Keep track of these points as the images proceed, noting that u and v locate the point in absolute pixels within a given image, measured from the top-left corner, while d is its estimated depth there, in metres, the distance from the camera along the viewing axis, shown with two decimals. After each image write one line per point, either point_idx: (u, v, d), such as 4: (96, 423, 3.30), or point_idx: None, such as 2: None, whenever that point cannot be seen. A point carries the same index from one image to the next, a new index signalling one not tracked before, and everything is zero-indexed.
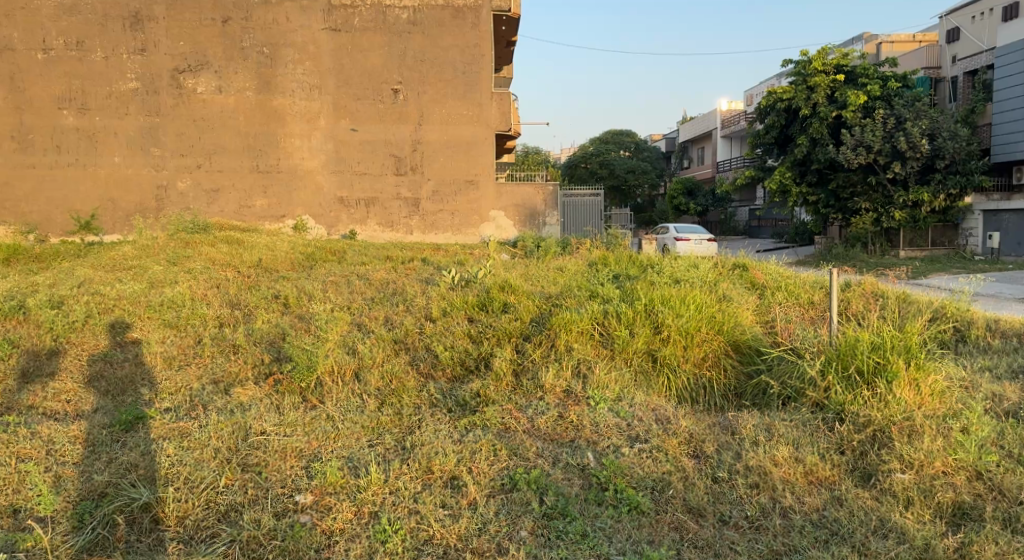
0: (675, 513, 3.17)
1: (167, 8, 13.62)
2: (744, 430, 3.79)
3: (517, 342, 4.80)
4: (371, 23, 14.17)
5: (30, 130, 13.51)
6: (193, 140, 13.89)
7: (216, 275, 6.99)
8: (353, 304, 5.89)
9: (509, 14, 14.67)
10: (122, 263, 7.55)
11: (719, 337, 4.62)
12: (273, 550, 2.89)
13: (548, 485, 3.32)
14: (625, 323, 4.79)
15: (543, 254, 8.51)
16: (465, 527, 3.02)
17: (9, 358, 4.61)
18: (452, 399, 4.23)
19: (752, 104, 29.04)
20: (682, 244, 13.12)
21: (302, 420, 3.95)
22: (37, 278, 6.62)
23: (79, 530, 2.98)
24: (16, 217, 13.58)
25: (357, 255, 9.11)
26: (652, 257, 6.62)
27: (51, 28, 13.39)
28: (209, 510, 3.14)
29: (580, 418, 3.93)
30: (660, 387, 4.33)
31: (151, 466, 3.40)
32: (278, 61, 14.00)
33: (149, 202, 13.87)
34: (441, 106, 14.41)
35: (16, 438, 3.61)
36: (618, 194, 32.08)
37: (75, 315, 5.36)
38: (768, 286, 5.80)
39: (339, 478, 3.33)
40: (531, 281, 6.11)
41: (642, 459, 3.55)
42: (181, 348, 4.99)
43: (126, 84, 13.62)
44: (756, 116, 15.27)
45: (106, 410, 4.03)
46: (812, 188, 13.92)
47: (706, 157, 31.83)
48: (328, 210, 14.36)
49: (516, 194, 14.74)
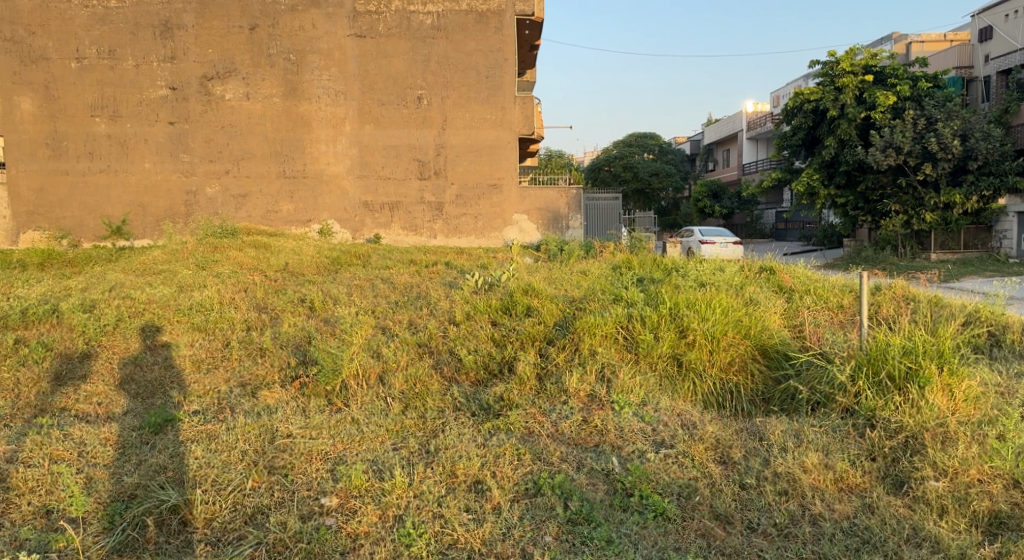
0: (701, 520, 3.13)
1: (197, 16, 13.86)
2: (772, 436, 3.73)
3: (541, 345, 4.78)
4: (395, 28, 14.27)
5: (64, 137, 13.83)
6: (221, 146, 14.11)
7: (243, 280, 7.07)
8: (378, 307, 5.93)
9: (532, 17, 14.69)
10: (153, 267, 7.68)
11: (745, 341, 4.58)
12: (298, 552, 2.90)
13: (572, 490, 3.31)
14: (650, 327, 4.75)
15: (568, 256, 8.50)
16: (489, 532, 3.02)
17: (43, 361, 4.71)
18: (475, 403, 4.23)
19: (778, 105, 28.72)
20: (707, 247, 12.93)
21: (328, 422, 3.98)
22: (71, 282, 6.78)
23: (109, 531, 3.03)
24: (50, 223, 13.90)
25: (381, 259, 9.15)
26: (677, 259, 6.57)
27: (85, 38, 13.70)
28: (236, 512, 3.17)
29: (604, 423, 3.90)
30: (686, 391, 4.28)
31: (179, 469, 3.45)
32: (304, 68, 14.17)
33: (178, 208, 14.11)
34: (463, 110, 14.45)
35: (49, 440, 3.68)
36: (643, 198, 32.13)
37: (107, 319, 5.45)
38: (797, 289, 5.72)
39: (364, 481, 3.35)
40: (555, 285, 6.09)
41: (668, 464, 3.51)
42: (209, 351, 5.06)
43: (156, 91, 13.89)
44: (782, 118, 15.11)
45: (136, 412, 4.09)
46: (840, 191, 13.73)
47: (731, 160, 31.55)
48: (353, 214, 14.47)
49: (539, 197, 14.73)
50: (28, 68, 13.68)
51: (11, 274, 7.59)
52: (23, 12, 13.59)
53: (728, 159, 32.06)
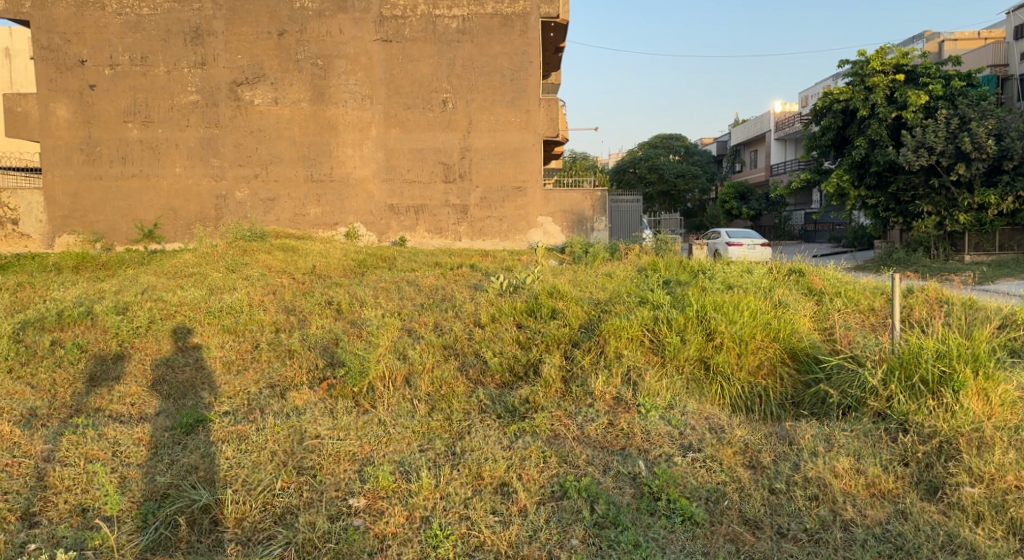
0: (730, 524, 3.10)
1: (226, 22, 14.07)
2: (803, 440, 3.68)
3: (566, 348, 4.77)
4: (421, 32, 14.35)
5: (98, 143, 14.11)
6: (250, 150, 14.30)
7: (272, 282, 7.16)
8: (404, 309, 5.96)
9: (557, 20, 14.67)
10: (185, 270, 7.80)
11: (774, 344, 4.53)
12: (327, 552, 2.93)
13: (599, 493, 3.30)
14: (676, 330, 4.71)
15: (593, 258, 8.50)
16: (515, 534, 3.02)
17: (79, 362, 4.81)
18: (501, 405, 4.24)
19: (807, 105, 28.35)
20: (735, 248, 12.81)
21: (355, 423, 4.01)
22: (105, 284, 6.91)
23: (143, 530, 3.07)
24: (84, 227, 14.17)
25: (407, 261, 9.23)
26: (704, 262, 6.52)
27: (118, 45, 13.97)
28: (266, 511, 3.21)
29: (630, 426, 3.89)
30: (713, 394, 4.25)
31: (210, 469, 3.50)
32: (331, 73, 14.32)
33: (209, 212, 14.32)
34: (488, 113, 14.48)
35: (85, 439, 3.75)
36: (668, 199, 32.13)
37: (140, 320, 5.55)
38: (827, 292, 5.64)
39: (391, 481, 3.37)
40: (580, 287, 6.08)
41: (696, 468, 3.48)
42: (239, 352, 5.13)
43: (187, 97, 14.13)
44: (811, 118, 14.92)
45: (168, 413, 4.16)
46: (871, 191, 13.52)
47: (759, 161, 31.20)
48: (379, 217, 14.57)
49: (564, 200, 14.67)
50: (64, 75, 13.98)
51: (48, 277, 7.74)
52: (59, 20, 13.90)
53: (755, 160, 31.70)
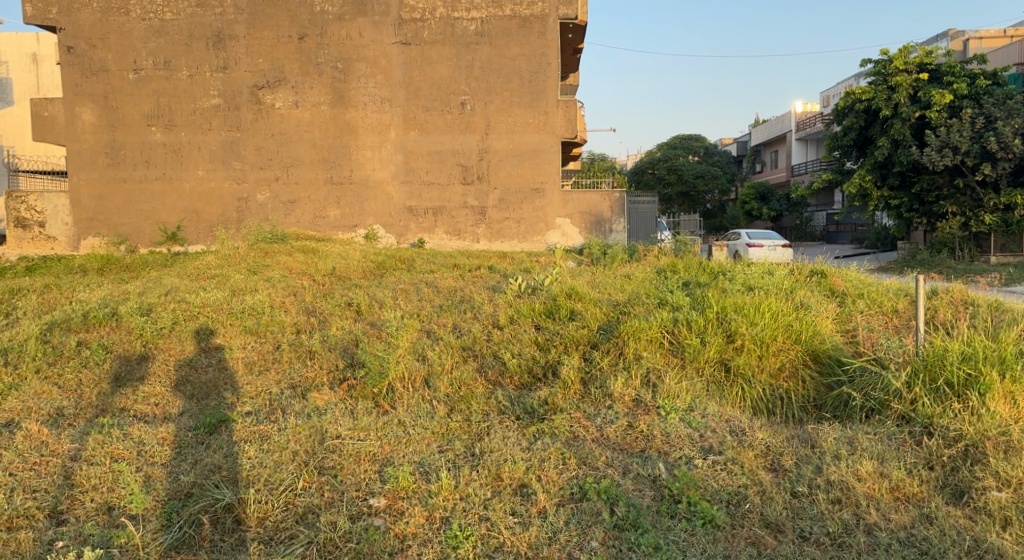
0: (751, 528, 3.08)
1: (248, 27, 14.22)
2: (825, 444, 3.65)
3: (584, 349, 4.77)
4: (439, 35, 14.40)
5: (122, 146, 14.30)
6: (271, 153, 14.43)
7: (293, 284, 7.22)
8: (422, 311, 5.97)
9: (576, 21, 14.65)
10: (207, 272, 7.88)
11: (796, 346, 4.49)
12: (348, 552, 2.95)
13: (618, 495, 3.29)
14: (696, 332, 4.68)
15: (612, 260, 8.47)
16: (535, 536, 3.02)
17: (104, 363, 4.87)
18: (519, 406, 4.24)
19: (828, 105, 28.07)
20: (756, 250, 12.71)
21: (375, 424, 4.03)
22: (130, 286, 7.00)
23: (167, 529, 3.11)
24: (109, 229, 14.37)
25: (425, 263, 9.26)
26: (725, 263, 6.48)
27: (142, 49, 14.17)
28: (288, 511, 3.24)
29: (650, 428, 3.87)
30: (734, 397, 4.22)
31: (233, 468, 3.53)
32: (351, 76, 14.41)
33: (230, 214, 14.46)
34: (506, 115, 14.49)
35: (110, 439, 3.81)
36: (688, 200, 32.06)
37: (163, 322, 5.62)
38: (849, 294, 5.60)
39: (411, 482, 3.39)
40: (599, 288, 6.08)
41: (716, 471, 3.46)
42: (261, 353, 5.18)
43: (209, 100, 14.29)
44: (832, 118, 14.76)
45: (191, 413, 4.21)
46: (894, 192, 13.37)
47: (780, 161, 30.93)
48: (398, 219, 14.65)
49: (582, 201, 14.63)
50: (89, 80, 14.19)
51: (73, 279, 7.85)
52: (85, 26, 14.12)
53: (776, 160, 31.43)
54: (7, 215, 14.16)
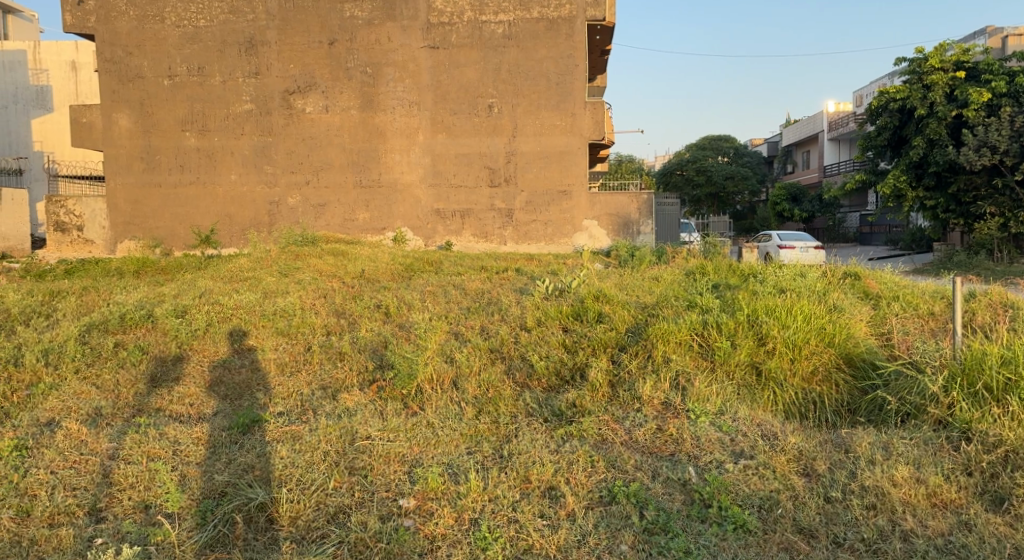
0: (784, 533, 3.04)
1: (279, 33, 14.43)
2: (859, 448, 3.60)
3: (613, 351, 4.75)
4: (467, 39, 14.46)
5: (157, 151, 14.58)
6: (302, 157, 14.61)
7: (323, 286, 7.30)
8: (450, 313, 6.00)
9: (604, 23, 14.62)
10: (240, 274, 8.00)
11: (829, 350, 4.42)
12: (378, 552, 2.97)
13: (648, 499, 3.27)
14: (726, 334, 4.64)
15: (639, 262, 8.44)
16: (564, 538, 3.01)
17: (140, 363, 4.98)
18: (548, 408, 4.24)
19: (860, 104, 27.57)
20: (787, 251, 12.55)
21: (404, 425, 4.06)
22: (165, 288, 7.14)
23: (202, 527, 3.15)
24: (144, 232, 14.66)
25: (453, 265, 9.31)
26: (755, 265, 6.41)
27: (176, 56, 14.45)
28: (319, 510, 3.26)
29: (679, 431, 3.84)
30: (766, 401, 4.16)
31: (266, 468, 3.58)
32: (380, 80, 14.54)
33: (262, 218, 14.66)
34: (533, 118, 14.49)
35: (147, 438, 3.88)
36: (717, 202, 31.83)
37: (198, 324, 5.72)
38: (884, 296, 5.52)
39: (439, 483, 3.40)
40: (626, 291, 6.06)
41: (748, 476, 3.43)
42: (292, 354, 5.24)
43: (241, 106, 14.53)
44: (865, 117, 14.53)
45: (225, 413, 4.27)
46: (930, 192, 13.10)
47: (812, 162, 30.50)
48: (425, 222, 14.74)
49: (610, 203, 14.58)
50: (125, 87, 14.50)
51: (111, 281, 8.03)
52: (122, 34, 14.43)
53: (808, 161, 31.00)
54: (47, 218, 14.54)
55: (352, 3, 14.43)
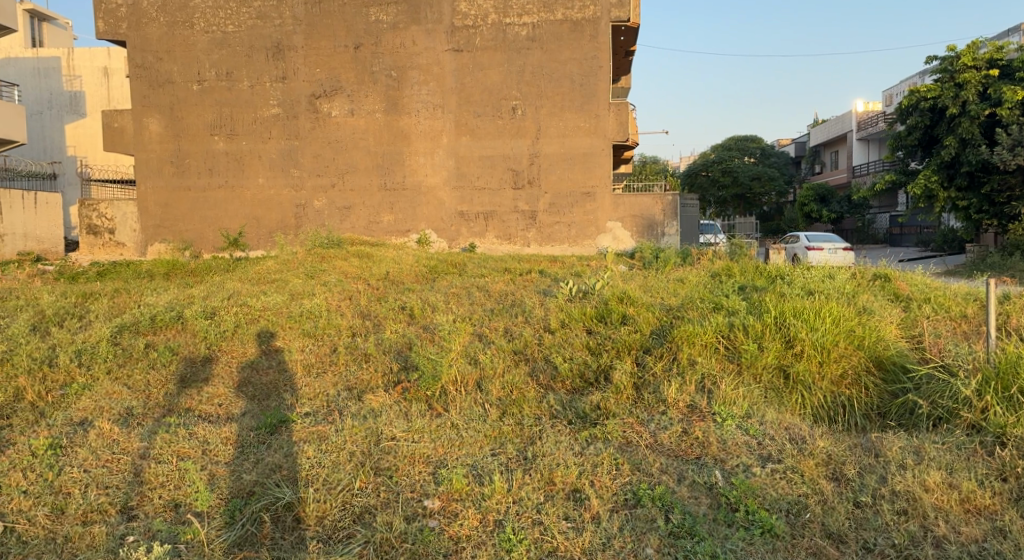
0: (812, 538, 3.00)
1: (306, 37, 14.60)
2: (890, 452, 3.54)
3: (637, 354, 4.72)
4: (491, 41, 14.49)
5: (186, 155, 14.81)
6: (328, 161, 14.75)
7: (348, 288, 7.36)
8: (474, 315, 6.02)
9: (628, 24, 14.58)
10: (267, 276, 8.09)
11: (858, 353, 4.35)
12: (404, 552, 2.99)
13: (673, 503, 3.25)
14: (753, 337, 4.59)
15: (664, 264, 8.40)
16: (589, 541, 3.00)
17: (170, 364, 5.06)
18: (572, 410, 4.22)
19: (890, 103, 27.07)
20: (815, 252, 12.41)
21: (429, 426, 4.08)
22: (194, 290, 7.24)
23: (230, 526, 3.19)
24: (174, 235, 14.90)
25: (476, 267, 9.34)
26: (783, 267, 6.33)
27: (205, 61, 14.68)
28: (345, 510, 3.29)
29: (706, 435, 3.81)
30: (794, 404, 4.12)
31: (293, 468, 3.61)
32: (405, 83, 14.64)
33: (289, 220, 14.83)
34: (557, 119, 14.47)
35: (176, 438, 3.94)
36: (743, 202, 31.55)
37: (226, 325, 5.81)
38: (915, 298, 5.43)
39: (464, 484, 3.41)
40: (651, 293, 6.02)
41: (776, 480, 3.39)
42: (318, 355, 5.29)
43: (269, 110, 14.72)
44: (896, 117, 14.29)
45: (253, 413, 4.33)
46: (962, 193, 12.85)
47: (840, 162, 30.08)
48: (449, 224, 14.79)
49: (633, 204, 14.52)
50: (156, 92, 14.77)
51: (142, 283, 8.16)
52: (153, 40, 14.69)
53: (836, 161, 30.58)
54: (81, 222, 14.86)
55: (378, 7, 14.55)
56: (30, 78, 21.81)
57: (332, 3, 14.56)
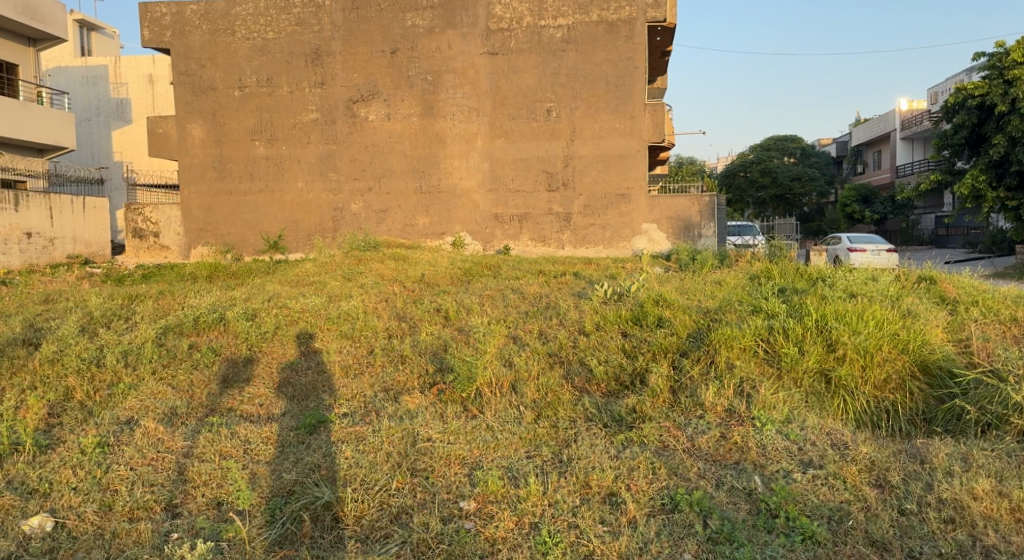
0: (855, 545, 2.95)
1: (344, 43, 14.81)
2: (936, 459, 3.46)
3: (673, 357, 4.67)
4: (526, 44, 14.52)
5: (227, 160, 15.13)
6: (365, 165, 14.93)
7: (385, 290, 7.43)
8: (509, 317, 6.05)
9: (665, 24, 14.48)
10: (306, 278, 8.26)
11: (902, 357, 4.25)
12: (440, 553, 3.01)
13: (712, 508, 3.22)
14: (794, 340, 4.51)
15: (701, 266, 8.33)
16: (625, 545, 2.98)
17: (214, 365, 5.18)
18: (607, 413, 4.21)
19: (935, 101, 26.29)
20: (857, 255, 12.18)
21: (464, 428, 4.10)
22: (236, 292, 7.42)
23: (271, 525, 3.25)
24: (215, 239, 15.19)
25: (511, 269, 9.36)
26: (824, 269, 6.22)
27: (246, 67, 14.98)
28: (383, 510, 3.33)
29: (745, 439, 3.76)
30: (835, 410, 4.04)
31: (332, 468, 3.67)
32: (440, 87, 14.75)
33: (327, 224, 15.04)
34: (592, 121, 14.44)
35: (220, 437, 4.02)
36: (782, 203, 31.05)
37: (267, 326, 5.93)
38: (962, 301, 5.29)
39: (500, 487, 3.42)
40: (687, 295, 5.97)
41: (817, 486, 3.33)
42: (356, 356, 5.37)
43: (308, 115, 14.96)
44: (942, 115, 13.93)
45: (293, 413, 4.41)
46: (1012, 193, 12.48)
47: (883, 162, 29.39)
48: (484, 226, 14.84)
49: (669, 206, 14.41)
50: (198, 98, 15.10)
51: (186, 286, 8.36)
52: (195, 47, 15.03)
53: (879, 161, 29.88)
54: (127, 225, 15.28)
55: (414, 12, 14.69)
56: (79, 85, 22.55)
57: (369, 8, 14.75)
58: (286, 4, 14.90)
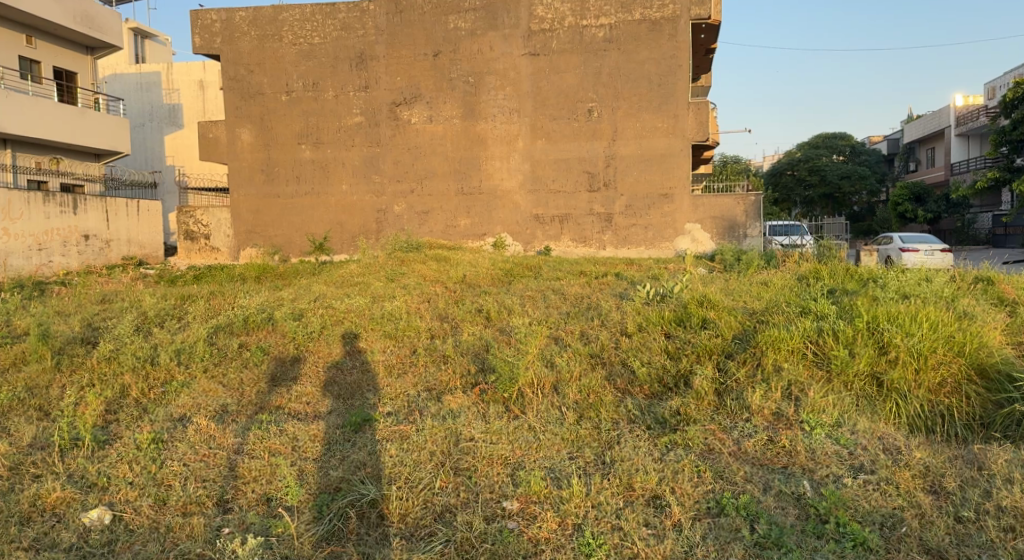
0: (910, 553, 2.87)
1: (388, 47, 15.00)
2: (995, 466, 3.35)
3: (719, 358, 4.61)
4: (568, 44, 14.49)
5: (274, 163, 15.44)
6: (407, 167, 15.11)
7: (427, 291, 7.50)
8: (551, 318, 6.05)
9: (709, 21, 14.29)
10: (350, 279, 8.42)
11: (958, 359, 4.12)
12: (484, 552, 3.02)
13: (759, 512, 3.18)
14: (844, 342, 4.42)
15: (747, 267, 8.21)
16: (670, 548, 2.96)
17: (262, 364, 5.31)
18: (650, 416, 4.18)
19: (994, 97, 25.32)
20: (909, 255, 11.87)
21: (507, 428, 4.11)
22: (283, 293, 7.58)
23: (319, 521, 3.30)
24: (263, 240, 15.53)
25: (551, 270, 9.33)
26: (876, 269, 6.10)
27: (293, 72, 15.27)
28: (427, 509, 3.36)
29: (792, 443, 3.70)
30: (887, 413, 3.95)
31: (376, 466, 3.72)
32: (482, 89, 14.84)
33: (370, 225, 15.25)
34: (634, 121, 14.36)
35: (269, 434, 4.12)
36: (831, 202, 30.28)
37: (313, 326, 6.05)
38: (1023, 302, 5.12)
39: (543, 488, 3.43)
40: (733, 296, 5.91)
41: (868, 491, 3.26)
42: (399, 356, 5.44)
43: (352, 118, 15.20)
44: (999, 111, 13.45)
45: (339, 412, 4.48)
46: None
47: (937, 160, 28.50)
48: (525, 227, 14.86)
49: (712, 206, 14.24)
50: (247, 103, 15.44)
51: (236, 286, 8.58)
52: (244, 53, 15.37)
53: (932, 159, 28.97)
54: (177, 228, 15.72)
55: (457, 15, 14.79)
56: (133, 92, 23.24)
57: (413, 12, 14.92)
58: (331, 9, 15.12)
